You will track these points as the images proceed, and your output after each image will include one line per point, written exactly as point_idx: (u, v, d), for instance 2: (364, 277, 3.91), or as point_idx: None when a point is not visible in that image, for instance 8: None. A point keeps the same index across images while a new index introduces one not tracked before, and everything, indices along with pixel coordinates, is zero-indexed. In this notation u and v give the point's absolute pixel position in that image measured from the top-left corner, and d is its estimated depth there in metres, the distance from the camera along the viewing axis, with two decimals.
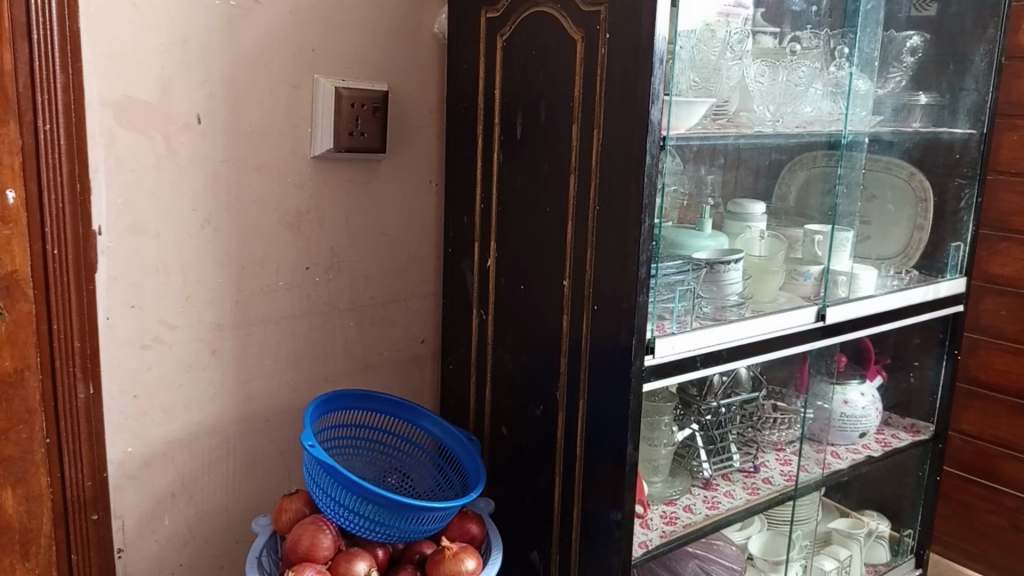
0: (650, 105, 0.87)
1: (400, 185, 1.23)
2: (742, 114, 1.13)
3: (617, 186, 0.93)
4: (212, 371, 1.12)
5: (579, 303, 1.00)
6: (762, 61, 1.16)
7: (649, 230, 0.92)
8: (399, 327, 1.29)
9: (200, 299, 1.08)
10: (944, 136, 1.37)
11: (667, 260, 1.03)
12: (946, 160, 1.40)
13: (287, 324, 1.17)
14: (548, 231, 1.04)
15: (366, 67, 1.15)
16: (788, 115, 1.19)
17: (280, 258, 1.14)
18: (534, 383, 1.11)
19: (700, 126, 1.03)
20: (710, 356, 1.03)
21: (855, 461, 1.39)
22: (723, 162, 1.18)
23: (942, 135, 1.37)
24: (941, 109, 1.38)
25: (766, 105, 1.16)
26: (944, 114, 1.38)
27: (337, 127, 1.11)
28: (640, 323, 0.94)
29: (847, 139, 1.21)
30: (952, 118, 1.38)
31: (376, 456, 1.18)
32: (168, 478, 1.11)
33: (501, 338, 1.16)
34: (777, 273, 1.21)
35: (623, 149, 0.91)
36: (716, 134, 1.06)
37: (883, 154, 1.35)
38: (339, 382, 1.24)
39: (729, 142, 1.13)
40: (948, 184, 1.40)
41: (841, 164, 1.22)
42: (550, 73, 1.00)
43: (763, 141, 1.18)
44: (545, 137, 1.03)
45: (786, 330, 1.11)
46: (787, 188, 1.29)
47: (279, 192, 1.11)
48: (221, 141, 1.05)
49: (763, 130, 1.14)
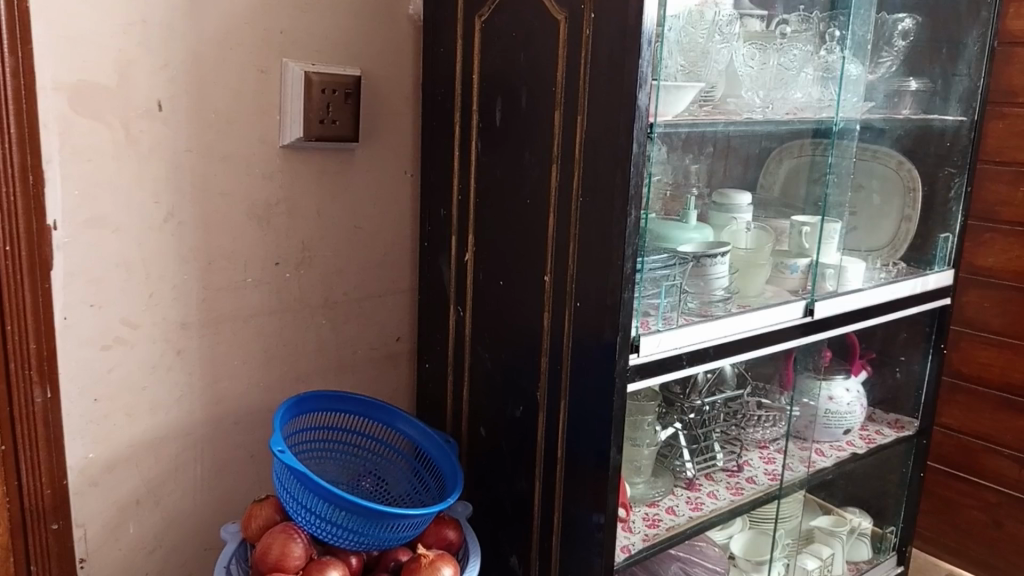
0: (638, 89, 0.83)
1: (374, 176, 1.18)
2: (732, 100, 1.09)
3: (603, 177, 0.88)
4: (178, 372, 1.07)
5: (561, 300, 0.96)
6: (751, 45, 1.12)
7: (636, 223, 0.87)
8: (373, 324, 1.24)
9: (163, 297, 1.03)
10: (936, 124, 1.34)
11: (655, 253, 0.99)
12: (937, 149, 1.36)
13: (257, 322, 1.12)
14: (530, 224, 1.00)
15: (338, 52, 1.10)
16: (778, 100, 1.14)
17: (248, 253, 1.09)
18: (513, 383, 1.07)
19: (689, 112, 0.99)
20: (696, 354, 0.99)
21: (839, 458, 1.35)
22: (714, 143, 1.14)
23: (934, 123, 1.34)
24: (933, 95, 1.34)
25: (756, 89, 1.12)
26: (936, 101, 1.34)
27: (306, 114, 1.06)
28: (625, 321, 0.89)
29: (837, 126, 1.16)
30: (944, 104, 1.35)
31: (350, 459, 1.13)
32: (133, 485, 1.06)
33: (480, 335, 1.12)
34: (764, 265, 1.17)
35: (611, 137, 0.86)
36: (705, 121, 1.01)
37: (873, 143, 1.32)
38: (312, 382, 1.19)
39: (721, 129, 1.10)
40: (938, 174, 1.37)
41: (830, 153, 1.18)
42: (532, 57, 0.96)
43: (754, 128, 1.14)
44: (526, 124, 0.98)
45: (773, 326, 1.07)
46: (772, 179, 1.26)
47: (247, 184, 1.06)
48: (184, 130, 1.00)
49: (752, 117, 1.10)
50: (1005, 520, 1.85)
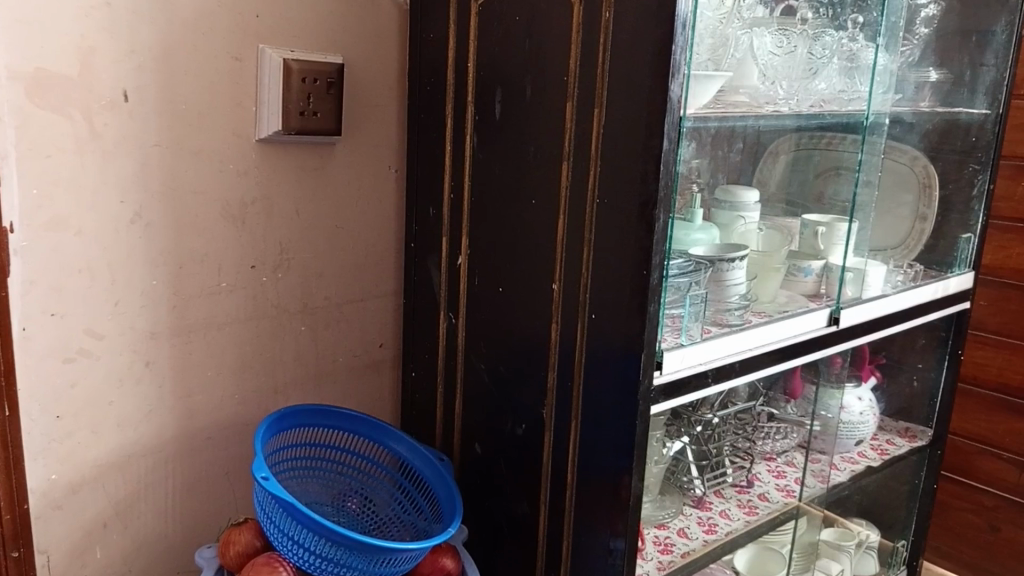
0: (669, 81, 0.74)
1: (356, 173, 1.08)
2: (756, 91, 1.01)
3: (626, 177, 0.79)
4: (147, 387, 0.97)
5: (573, 310, 0.87)
6: (776, 31, 1.05)
7: (664, 228, 0.78)
8: (354, 330, 1.14)
9: (131, 305, 0.93)
10: (962, 117, 1.28)
11: (676, 260, 0.91)
12: (963, 145, 1.30)
13: (231, 331, 1.02)
14: (535, 226, 0.91)
15: (319, 36, 1.00)
16: (803, 92, 1.07)
17: (223, 256, 0.99)
18: (513, 399, 0.98)
19: (719, 105, 0.92)
20: (721, 370, 0.91)
21: (854, 472, 1.29)
22: (745, 140, 1.07)
23: (960, 116, 1.28)
24: (959, 87, 1.27)
25: (779, 80, 1.05)
26: (962, 92, 1.28)
27: (285, 106, 0.96)
28: (650, 336, 0.81)
29: (870, 120, 1.07)
30: (970, 96, 1.28)
31: (334, 478, 1.03)
32: (98, 510, 0.96)
33: (475, 346, 1.02)
34: (779, 270, 1.10)
35: (635, 133, 0.78)
36: (735, 114, 0.95)
37: (901, 140, 1.24)
38: (289, 393, 1.10)
39: (752, 124, 1.03)
40: (962, 171, 1.30)
41: (863, 149, 1.08)
42: (539, 42, 0.87)
43: (779, 123, 1.07)
44: (531, 116, 0.89)
45: (792, 337, 1.00)
46: (771, 172, 1.15)
47: (221, 181, 0.96)
48: (153, 122, 0.90)
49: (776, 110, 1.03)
50: (1001, 524, 1.79)
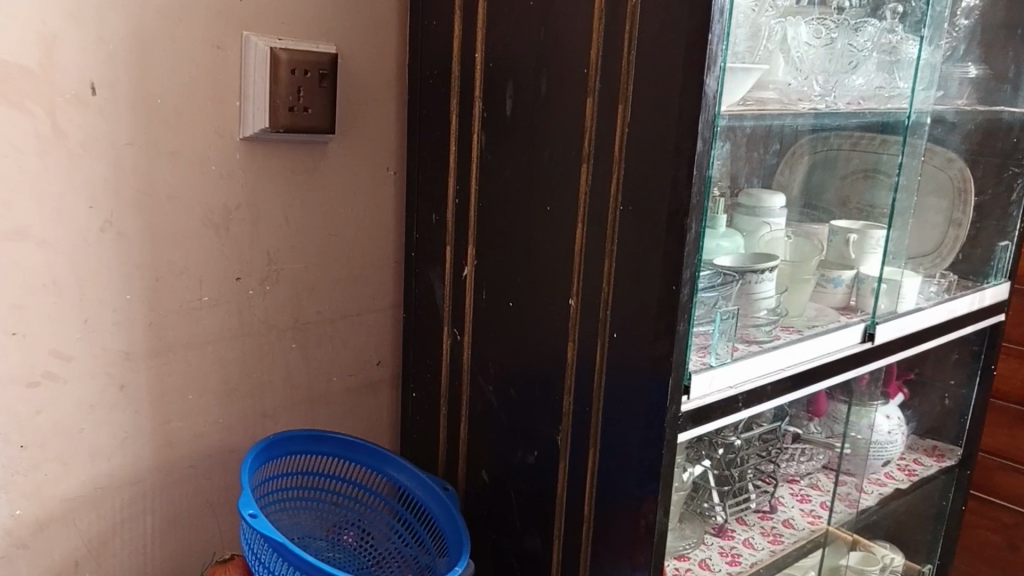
0: (706, 74, 0.66)
1: (351, 176, 1.00)
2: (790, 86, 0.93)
3: (652, 181, 0.71)
4: (121, 412, 0.89)
5: (592, 330, 0.79)
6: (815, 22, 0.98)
7: (697, 238, 0.70)
8: (350, 347, 1.06)
9: (102, 323, 0.85)
10: (1006, 117, 1.22)
11: (707, 274, 0.83)
12: (1003, 147, 1.24)
13: (214, 349, 0.94)
14: (551, 235, 0.82)
15: (311, 26, 0.92)
16: (839, 88, 1.00)
17: (204, 268, 0.91)
18: (525, 424, 0.90)
19: (759, 104, 0.85)
20: (752, 394, 0.83)
21: (882, 495, 1.22)
22: (780, 140, 1.00)
23: (1003, 116, 1.22)
24: (1002, 85, 1.22)
25: (816, 75, 0.98)
26: (1006, 91, 1.22)
27: (273, 102, 0.88)
28: (678, 358, 0.73)
29: (910, 119, 1.01)
30: (1014, 96, 1.22)
31: (329, 510, 0.94)
32: (69, 546, 0.89)
33: (482, 366, 0.94)
34: (809, 280, 1.03)
35: (663, 131, 0.70)
36: (775, 113, 0.88)
37: (943, 142, 1.17)
38: (279, 417, 1.02)
39: (789, 121, 0.96)
40: (1003, 174, 1.25)
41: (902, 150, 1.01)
42: (555, 33, 0.79)
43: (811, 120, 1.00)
44: (546, 114, 0.81)
45: (825, 355, 0.92)
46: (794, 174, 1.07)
47: (202, 185, 0.88)
48: (125, 121, 0.82)
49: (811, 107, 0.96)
50: (1020, 543, 1.71)
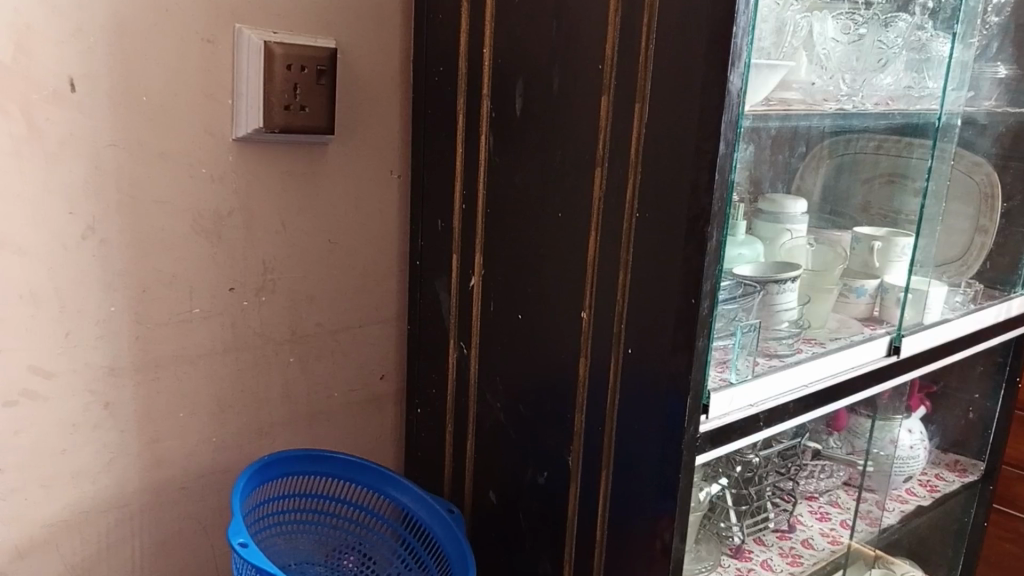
0: (729, 69, 0.61)
1: (352, 180, 0.95)
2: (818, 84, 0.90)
3: (670, 185, 0.67)
4: (106, 429, 0.85)
5: (606, 344, 0.75)
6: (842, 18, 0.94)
7: (718, 247, 0.65)
8: (352, 361, 1.01)
9: (85, 336, 0.81)
10: None
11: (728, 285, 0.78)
12: None
13: (206, 363, 0.90)
14: (563, 244, 0.78)
15: (308, 20, 0.87)
16: (866, 87, 0.97)
17: (195, 277, 0.86)
18: (535, 444, 0.85)
19: (785, 103, 0.81)
20: (774, 413, 0.78)
21: (903, 514, 1.17)
22: (802, 142, 0.97)
23: None
24: None
25: (843, 73, 0.94)
26: None
27: (267, 100, 0.83)
28: (697, 376, 0.68)
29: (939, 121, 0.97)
30: None
31: (328, 533, 0.90)
32: (52, 572, 0.85)
33: (491, 382, 0.89)
34: (832, 290, 0.98)
35: (684, 132, 0.65)
36: (801, 112, 0.83)
37: (969, 146, 1.12)
38: (277, 434, 0.97)
39: (816, 123, 0.93)
40: None
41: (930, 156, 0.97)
42: (568, 27, 0.74)
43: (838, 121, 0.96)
44: (558, 115, 0.76)
45: (850, 370, 0.87)
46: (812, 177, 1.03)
47: (191, 189, 0.84)
48: (109, 122, 0.78)
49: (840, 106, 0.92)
50: None
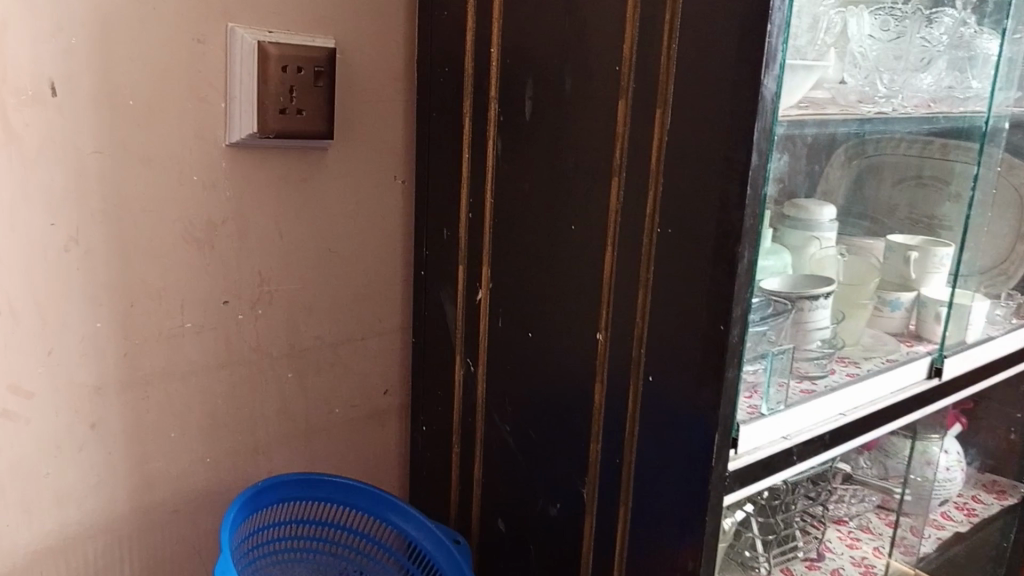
0: (763, 73, 0.55)
1: (353, 185, 0.89)
2: (858, 86, 0.84)
3: (695, 198, 0.61)
4: (92, 453, 0.79)
5: (625, 365, 0.69)
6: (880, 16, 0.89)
7: (750, 267, 0.60)
8: (353, 376, 0.95)
9: (67, 353, 0.76)
10: None
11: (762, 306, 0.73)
12: None
13: (199, 381, 0.84)
14: (578, 259, 0.72)
15: (305, 15, 0.81)
16: (909, 88, 0.91)
17: (187, 290, 0.81)
18: (546, 472, 0.79)
19: (822, 108, 0.76)
20: (809, 446, 0.72)
21: (941, 540, 1.11)
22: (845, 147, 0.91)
23: None
24: None
25: (885, 74, 0.88)
26: None
27: (262, 105, 0.78)
28: (726, 409, 0.63)
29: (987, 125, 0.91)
30: None
31: (327, 561, 0.85)
32: None
33: (499, 401, 0.83)
34: (865, 305, 0.92)
35: (711, 140, 0.59)
36: (838, 117, 0.78)
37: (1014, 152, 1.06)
38: (273, 454, 0.91)
39: (853, 127, 0.86)
40: None
41: None
42: (582, 23, 0.68)
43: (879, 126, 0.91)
44: (570, 119, 0.70)
45: (889, 396, 0.81)
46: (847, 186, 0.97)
47: (182, 196, 0.78)
48: (90, 124, 0.72)
49: (882, 109, 0.86)
50: None
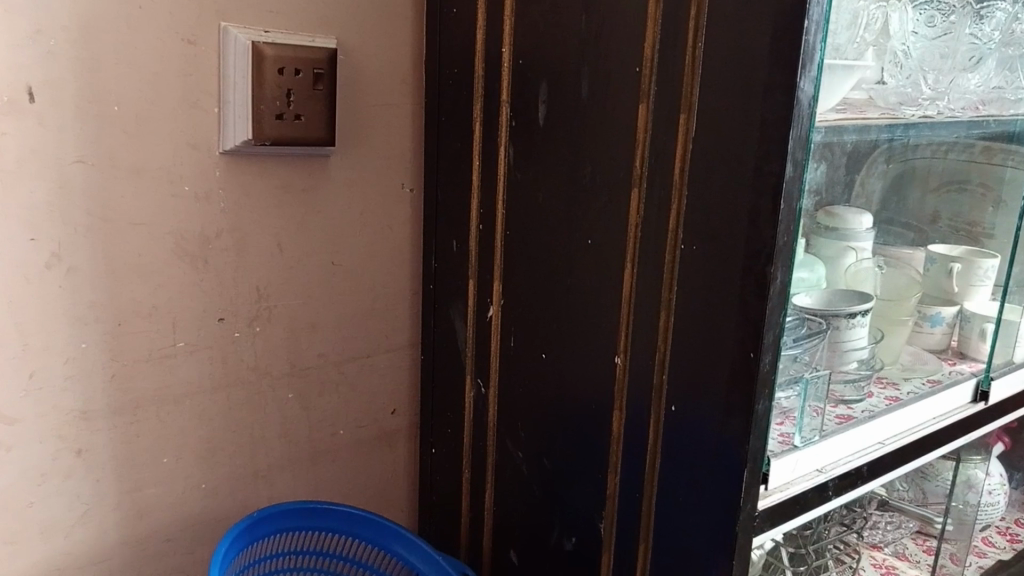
0: (800, 75, 0.50)
1: (357, 194, 0.84)
2: (902, 88, 0.78)
3: (724, 213, 0.55)
4: (79, 482, 0.74)
5: (646, 391, 0.64)
6: (928, 13, 0.83)
7: (784, 290, 0.54)
8: (360, 395, 0.90)
9: (52, 377, 0.71)
10: None
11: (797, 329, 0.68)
12: None
13: (194, 403, 0.79)
14: (594, 276, 0.66)
15: (305, 14, 0.76)
16: (956, 90, 0.85)
17: (180, 306, 0.76)
18: (561, 503, 0.74)
19: (865, 111, 0.70)
20: (846, 479, 0.68)
21: (981, 568, 1.04)
22: (888, 156, 0.85)
23: None
24: None
25: (930, 75, 0.83)
26: None
27: (257, 109, 0.73)
28: (757, 444, 0.57)
29: None
30: None
31: None
32: None
33: (511, 425, 0.78)
34: (906, 322, 0.86)
35: (741, 149, 0.53)
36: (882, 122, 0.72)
37: None
38: (274, 478, 0.86)
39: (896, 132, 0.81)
40: None
41: None
42: (600, 21, 0.62)
43: (924, 130, 0.85)
44: (586, 124, 0.65)
45: (930, 424, 0.76)
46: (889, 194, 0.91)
47: (173, 207, 0.73)
48: (74, 131, 0.67)
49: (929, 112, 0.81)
50: None
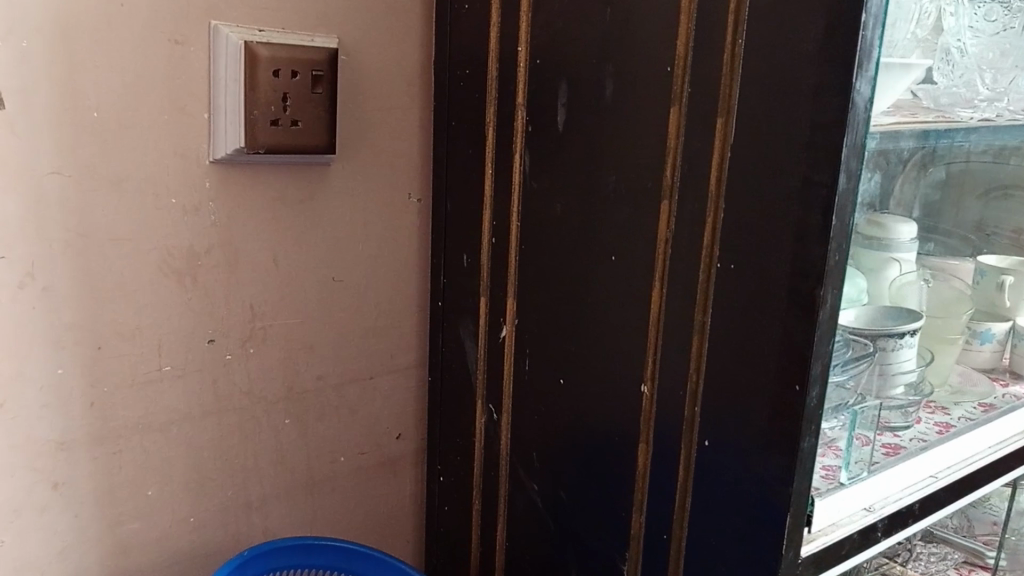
0: (856, 75, 0.44)
1: (360, 205, 0.78)
2: (955, 88, 0.72)
3: (765, 230, 0.49)
4: (57, 516, 0.69)
5: (676, 426, 0.57)
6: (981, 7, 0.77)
7: (833, 315, 0.48)
8: (362, 420, 0.84)
9: (27, 406, 0.65)
10: None
11: (844, 354, 0.62)
12: None
13: (183, 430, 0.73)
14: (617, 297, 0.60)
15: (304, 12, 0.70)
16: (1010, 91, 0.79)
17: (167, 327, 0.70)
18: (580, 540, 0.68)
19: (918, 114, 0.64)
20: (896, 519, 0.62)
21: None
22: (936, 162, 0.79)
23: None
24: None
25: (983, 74, 0.77)
26: None
27: (249, 114, 0.66)
28: (801, 486, 0.51)
29: None
30: None
31: None
32: None
33: (525, 455, 0.72)
34: (957, 340, 0.80)
35: (786, 158, 0.47)
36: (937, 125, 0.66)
37: None
38: (269, 508, 0.81)
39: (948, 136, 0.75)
40: None
41: None
42: (625, 17, 0.56)
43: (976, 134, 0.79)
44: (609, 131, 0.59)
45: (985, 455, 0.69)
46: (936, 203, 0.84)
47: (158, 220, 0.67)
48: (47, 139, 0.61)
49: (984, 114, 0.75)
50: None
